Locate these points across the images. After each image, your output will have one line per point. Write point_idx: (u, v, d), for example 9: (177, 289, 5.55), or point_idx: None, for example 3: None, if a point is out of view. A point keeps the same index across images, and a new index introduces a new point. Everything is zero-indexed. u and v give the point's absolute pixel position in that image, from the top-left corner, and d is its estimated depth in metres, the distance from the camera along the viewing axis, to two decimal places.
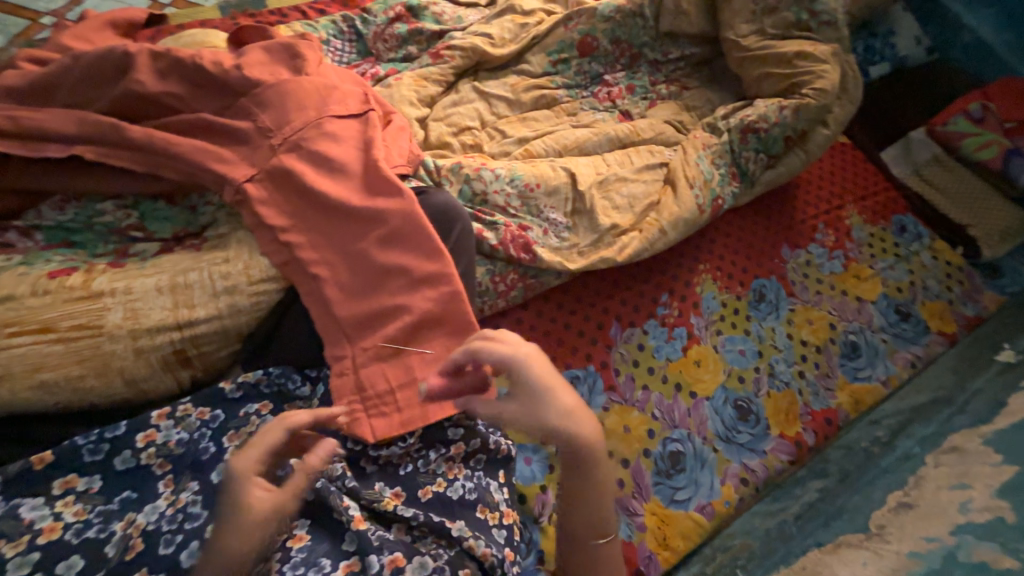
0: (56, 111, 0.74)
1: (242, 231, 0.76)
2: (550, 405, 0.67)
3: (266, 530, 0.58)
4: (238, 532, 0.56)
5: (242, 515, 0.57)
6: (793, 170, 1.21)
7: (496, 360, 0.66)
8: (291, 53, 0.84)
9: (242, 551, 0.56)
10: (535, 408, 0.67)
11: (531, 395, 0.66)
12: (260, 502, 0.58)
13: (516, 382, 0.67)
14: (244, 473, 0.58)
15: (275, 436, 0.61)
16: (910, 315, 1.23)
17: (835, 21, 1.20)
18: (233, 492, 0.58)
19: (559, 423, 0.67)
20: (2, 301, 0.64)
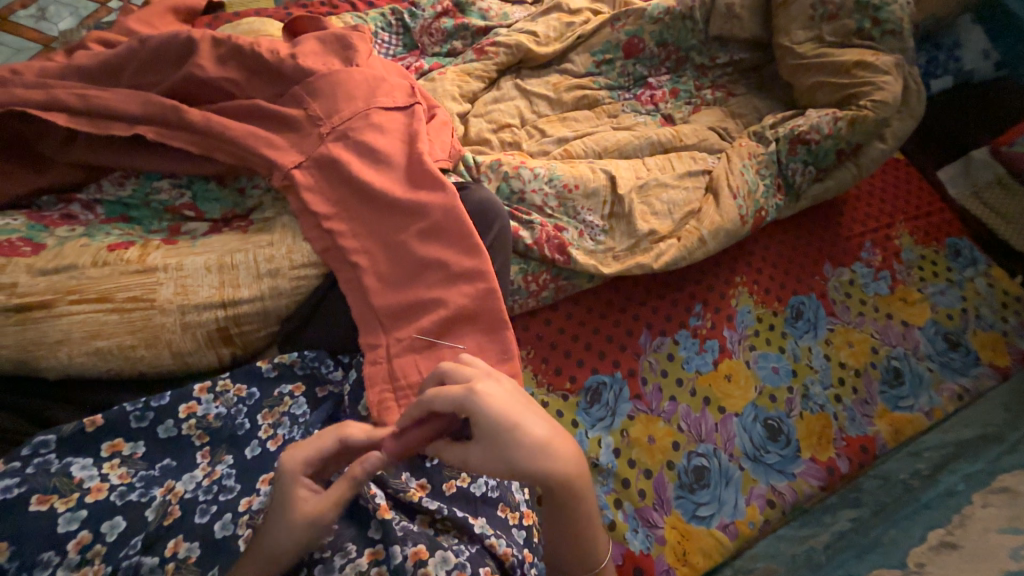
0: (122, 91, 0.77)
1: (288, 216, 0.78)
2: (518, 445, 0.60)
3: (308, 532, 0.58)
4: (282, 529, 0.58)
5: (288, 513, 0.58)
6: (842, 185, 1.16)
7: (453, 405, 0.60)
8: (344, 44, 0.85)
9: (286, 548, 0.58)
10: (504, 453, 0.60)
11: (496, 437, 0.60)
12: (305, 504, 0.59)
13: (476, 427, 0.60)
14: (293, 473, 0.60)
15: (326, 441, 0.61)
16: (960, 345, 1.16)
17: (901, 30, 1.14)
18: (281, 490, 0.60)
19: (528, 464, 0.60)
20: (65, 269, 0.67)
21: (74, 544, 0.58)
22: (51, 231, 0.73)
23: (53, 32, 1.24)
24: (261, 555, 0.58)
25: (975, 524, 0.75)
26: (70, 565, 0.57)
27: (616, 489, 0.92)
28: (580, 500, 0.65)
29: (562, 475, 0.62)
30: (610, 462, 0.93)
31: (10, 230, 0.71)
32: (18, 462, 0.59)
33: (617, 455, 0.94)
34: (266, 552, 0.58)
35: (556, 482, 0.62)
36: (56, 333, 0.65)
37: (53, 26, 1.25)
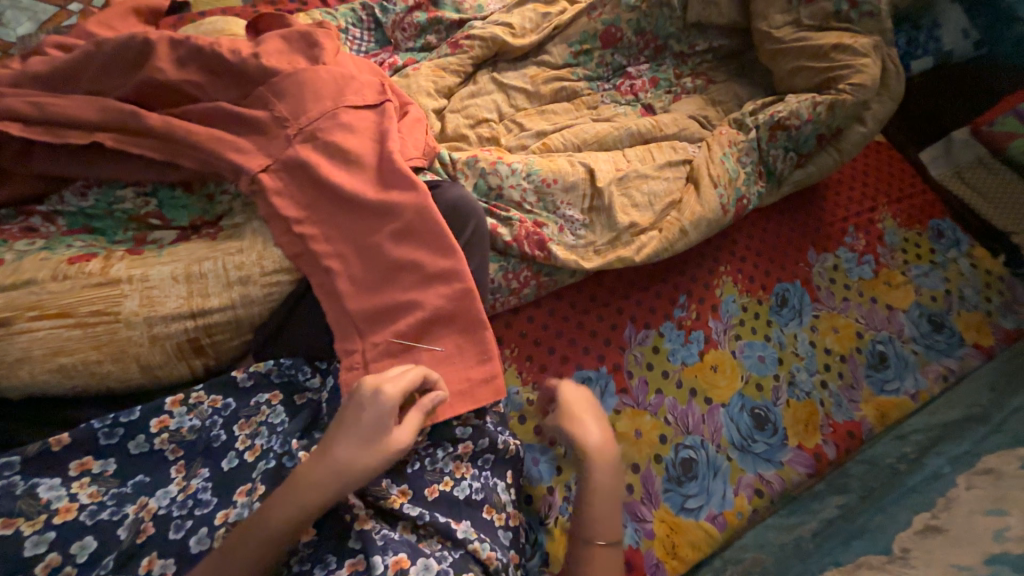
0: (78, 97, 0.74)
1: (257, 222, 0.76)
2: (610, 436, 0.81)
3: (390, 456, 0.64)
4: (373, 449, 0.63)
5: (381, 436, 0.64)
6: (824, 170, 1.15)
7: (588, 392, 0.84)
8: (309, 42, 0.83)
9: (363, 469, 0.63)
10: (598, 429, 0.80)
11: (599, 420, 0.81)
12: (396, 429, 0.65)
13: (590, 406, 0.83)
14: (390, 403, 0.64)
15: (415, 375, 0.67)
16: (944, 326, 1.17)
17: (878, 12, 1.12)
18: (379, 413, 0.64)
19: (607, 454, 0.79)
20: (24, 285, 0.65)
21: (43, 567, 0.57)
22: (10, 246, 0.70)
23: (10, 37, 1.20)
24: (338, 471, 0.62)
25: (960, 506, 0.76)
26: None
27: None
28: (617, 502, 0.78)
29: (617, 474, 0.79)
30: None
31: None
32: None
33: None
34: (347, 469, 0.62)
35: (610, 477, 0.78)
36: (17, 352, 0.63)
37: (11, 32, 1.20)
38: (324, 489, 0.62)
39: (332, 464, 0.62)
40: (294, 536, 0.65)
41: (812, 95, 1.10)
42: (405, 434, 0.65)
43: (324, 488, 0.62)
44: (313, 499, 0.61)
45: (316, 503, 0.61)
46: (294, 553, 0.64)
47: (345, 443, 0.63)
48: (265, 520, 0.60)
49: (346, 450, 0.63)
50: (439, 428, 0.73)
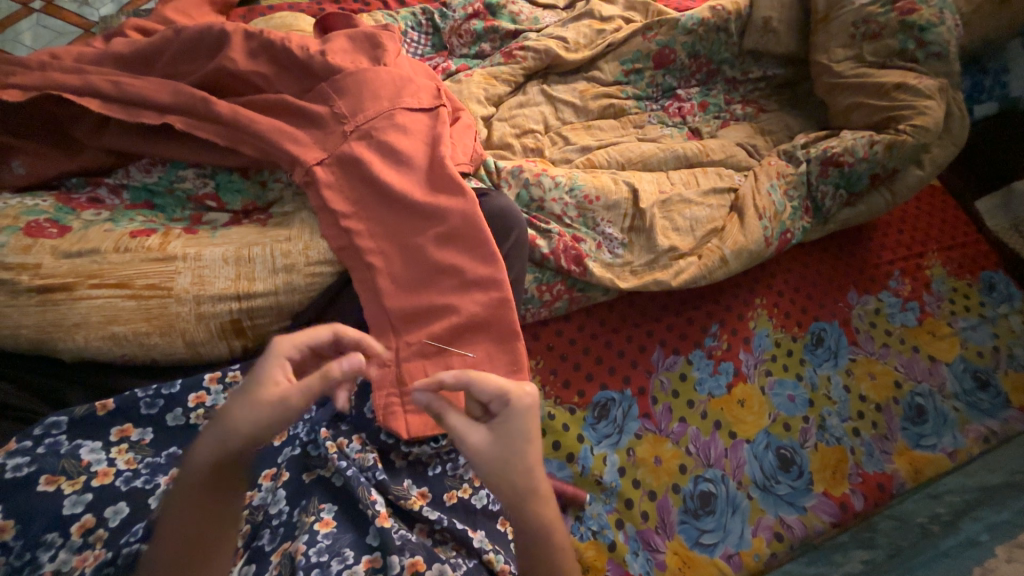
0: (154, 80, 0.78)
1: (306, 212, 0.77)
2: (520, 468, 0.57)
3: (270, 415, 0.53)
4: (241, 408, 0.53)
5: (256, 392, 0.54)
6: (874, 211, 1.12)
7: (493, 391, 0.58)
8: (372, 43, 0.85)
9: (238, 433, 0.53)
10: (501, 460, 0.57)
11: (506, 448, 0.57)
12: (277, 386, 0.54)
13: (503, 426, 0.58)
14: (274, 355, 0.56)
15: (320, 337, 0.59)
16: (989, 384, 1.11)
17: (946, 54, 1.09)
18: (256, 371, 0.55)
19: (518, 496, 0.57)
20: (87, 253, 0.68)
21: (78, 528, 0.58)
22: (77, 214, 0.74)
23: (93, 17, 1.28)
24: (213, 438, 0.53)
25: None
26: (71, 548, 0.58)
27: (618, 509, 0.90)
28: (553, 543, 0.58)
29: (550, 510, 0.59)
30: (614, 481, 0.92)
31: (39, 211, 0.72)
32: (30, 442, 0.61)
33: (622, 474, 0.92)
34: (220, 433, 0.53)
35: (534, 515, 0.57)
36: (76, 317, 0.66)
37: (94, 12, 1.28)
38: (207, 456, 0.53)
39: (210, 430, 0.54)
40: (314, 526, 0.62)
41: (869, 133, 1.08)
42: (285, 389, 0.54)
43: (205, 458, 0.53)
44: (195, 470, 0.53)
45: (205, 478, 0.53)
46: (311, 543, 0.61)
47: (225, 404, 0.55)
48: (170, 502, 0.54)
49: (220, 414, 0.54)
50: None
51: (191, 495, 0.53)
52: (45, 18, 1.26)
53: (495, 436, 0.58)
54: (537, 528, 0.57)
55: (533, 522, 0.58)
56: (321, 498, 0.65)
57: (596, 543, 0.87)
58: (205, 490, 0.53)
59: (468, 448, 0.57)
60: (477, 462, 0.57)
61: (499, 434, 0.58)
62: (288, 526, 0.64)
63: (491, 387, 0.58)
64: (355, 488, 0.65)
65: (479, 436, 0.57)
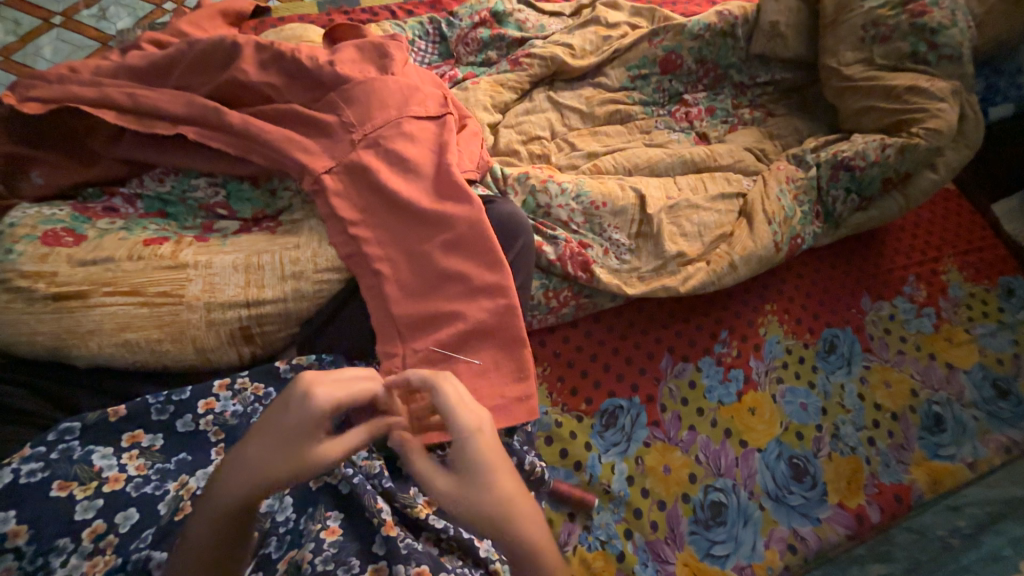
0: (168, 92, 0.80)
1: (315, 220, 0.78)
2: (480, 489, 0.57)
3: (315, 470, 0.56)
4: (286, 462, 0.55)
5: (298, 438, 0.56)
6: (887, 215, 1.10)
7: (443, 410, 0.58)
8: (380, 53, 0.86)
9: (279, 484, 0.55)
10: (459, 485, 0.57)
11: (464, 470, 0.57)
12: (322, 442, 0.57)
13: (457, 449, 0.58)
14: (324, 410, 0.56)
15: (364, 389, 0.60)
16: (1010, 393, 1.08)
17: (960, 56, 1.07)
18: (291, 419, 0.56)
19: (486, 516, 0.57)
20: (102, 261, 0.69)
21: (89, 533, 0.59)
22: (92, 223, 0.75)
23: (111, 30, 1.32)
24: (250, 487, 0.54)
25: None
26: (82, 553, 0.58)
27: (627, 518, 0.89)
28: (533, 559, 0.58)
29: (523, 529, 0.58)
30: (623, 490, 0.90)
31: (56, 220, 0.74)
32: (44, 447, 0.61)
33: (630, 483, 0.91)
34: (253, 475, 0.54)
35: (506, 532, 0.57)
36: (90, 324, 0.67)
37: (112, 25, 1.32)
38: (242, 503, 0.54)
39: (246, 479, 0.54)
40: (320, 535, 0.62)
41: (881, 136, 1.06)
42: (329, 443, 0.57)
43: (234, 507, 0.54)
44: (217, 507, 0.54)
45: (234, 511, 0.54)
46: (318, 551, 0.61)
47: (249, 443, 0.56)
48: (187, 543, 0.54)
49: (253, 458, 0.55)
50: None
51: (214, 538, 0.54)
52: (64, 32, 1.30)
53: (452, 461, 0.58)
54: (519, 547, 0.57)
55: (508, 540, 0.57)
56: (328, 506, 0.65)
57: (605, 553, 0.86)
58: (225, 531, 0.54)
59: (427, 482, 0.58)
60: (438, 493, 0.58)
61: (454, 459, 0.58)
62: (295, 534, 0.64)
63: (441, 404, 0.59)
64: (361, 496, 0.65)
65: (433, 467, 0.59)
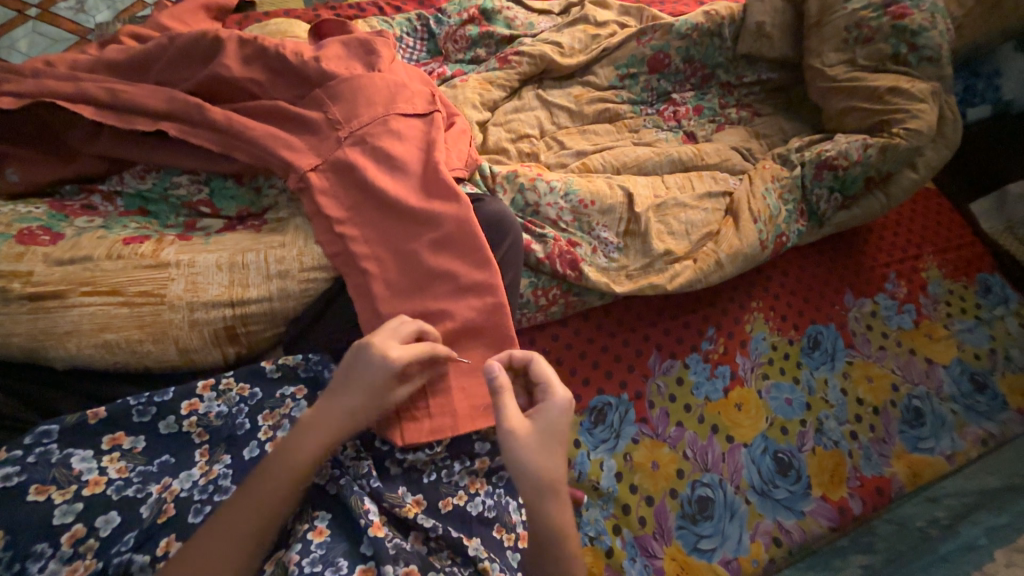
0: (148, 87, 0.78)
1: (300, 218, 0.77)
2: (548, 456, 0.63)
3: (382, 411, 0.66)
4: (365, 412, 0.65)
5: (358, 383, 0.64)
6: (869, 214, 1.12)
7: (542, 379, 0.66)
8: (366, 49, 0.85)
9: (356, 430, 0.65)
10: (535, 443, 0.62)
11: (542, 433, 0.63)
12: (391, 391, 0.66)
13: (542, 414, 0.64)
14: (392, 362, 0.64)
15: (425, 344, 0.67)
16: (986, 387, 1.11)
17: (939, 58, 1.09)
18: (356, 370, 0.64)
19: (541, 486, 0.62)
20: (81, 261, 0.68)
21: (68, 537, 0.58)
22: (70, 222, 0.74)
23: (89, 24, 1.29)
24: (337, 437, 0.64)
25: None
26: (62, 558, 0.58)
27: (615, 514, 0.90)
28: (565, 535, 0.64)
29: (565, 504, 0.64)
30: (611, 487, 0.91)
31: (32, 218, 0.72)
32: (21, 451, 0.60)
33: (619, 479, 0.92)
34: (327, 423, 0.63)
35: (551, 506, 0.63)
36: (67, 324, 0.66)
37: (90, 19, 1.29)
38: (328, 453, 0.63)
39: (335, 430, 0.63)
40: (307, 535, 0.62)
41: (863, 136, 1.08)
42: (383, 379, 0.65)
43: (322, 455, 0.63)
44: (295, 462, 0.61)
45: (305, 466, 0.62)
46: (305, 552, 0.61)
47: (341, 406, 0.64)
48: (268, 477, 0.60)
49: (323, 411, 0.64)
50: (458, 441, 0.73)
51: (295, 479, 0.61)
52: (40, 25, 1.26)
53: (534, 418, 0.64)
54: (545, 517, 0.63)
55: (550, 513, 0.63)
56: (316, 506, 0.66)
57: (593, 549, 0.87)
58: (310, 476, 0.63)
59: (510, 424, 0.62)
60: (513, 440, 0.62)
61: (539, 418, 0.63)
62: (284, 534, 0.64)
63: (541, 377, 0.66)
64: (349, 498, 0.64)
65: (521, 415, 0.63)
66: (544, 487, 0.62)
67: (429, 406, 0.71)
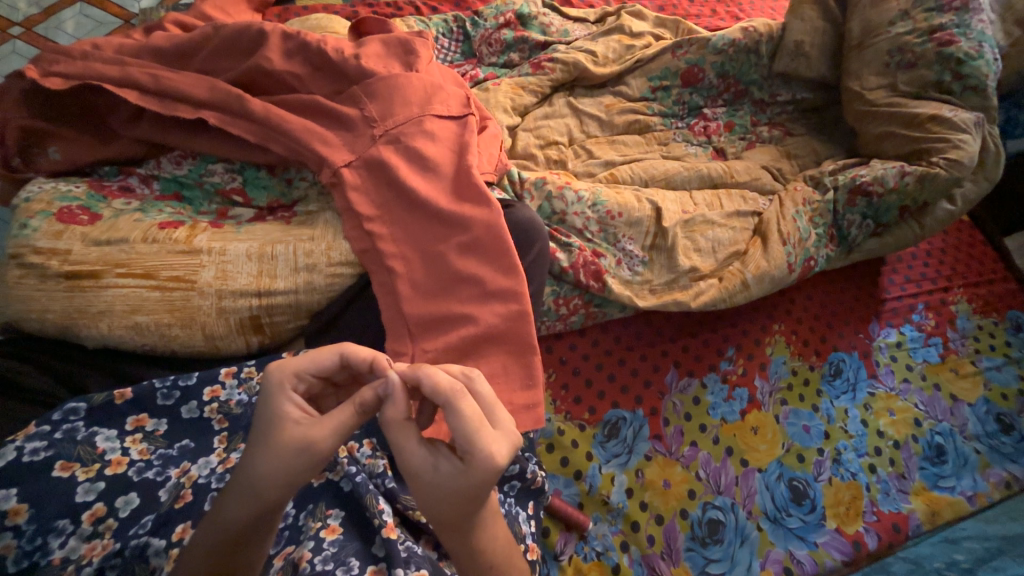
0: (191, 75, 0.79)
1: (331, 213, 0.78)
2: (459, 506, 0.53)
3: (293, 462, 0.52)
4: (267, 462, 0.52)
5: (277, 436, 0.53)
6: (901, 243, 1.10)
7: (458, 425, 0.52)
8: (405, 49, 0.86)
9: (267, 487, 0.52)
10: (437, 493, 0.52)
11: (448, 485, 0.52)
12: (292, 427, 0.53)
13: (452, 464, 0.52)
14: (281, 385, 0.55)
15: (326, 357, 0.56)
16: (1013, 428, 1.08)
17: (984, 87, 1.06)
18: (264, 408, 0.54)
19: (454, 527, 0.54)
20: (117, 242, 0.69)
21: (88, 515, 0.59)
22: (108, 203, 0.75)
23: (134, 8, 1.32)
24: (240, 493, 0.52)
25: None
26: (82, 536, 0.58)
27: (624, 531, 0.89)
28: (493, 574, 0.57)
29: (486, 541, 0.56)
30: (622, 502, 0.90)
31: (71, 198, 0.74)
32: (48, 426, 0.60)
33: (630, 495, 0.91)
34: (246, 484, 0.52)
35: (468, 544, 0.55)
36: (101, 304, 0.67)
37: (135, 4, 1.32)
38: (238, 514, 0.52)
39: (236, 483, 0.53)
40: (320, 533, 0.62)
41: (901, 163, 1.06)
42: (315, 430, 0.53)
43: (233, 516, 0.52)
44: (222, 527, 0.52)
45: (235, 534, 0.52)
46: (318, 550, 0.60)
47: (251, 456, 0.53)
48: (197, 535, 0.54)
49: (242, 468, 0.53)
50: None
51: (212, 543, 0.52)
52: (87, 7, 1.29)
53: (441, 468, 0.52)
54: (468, 559, 0.56)
55: (464, 549, 0.56)
56: (329, 504, 0.65)
57: (600, 564, 0.86)
58: (228, 540, 0.52)
59: (407, 466, 0.53)
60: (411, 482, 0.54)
61: (446, 468, 0.52)
62: (294, 529, 0.64)
63: (455, 420, 0.52)
64: (364, 495, 0.64)
65: (423, 460, 0.53)
66: (462, 533, 0.55)
67: None
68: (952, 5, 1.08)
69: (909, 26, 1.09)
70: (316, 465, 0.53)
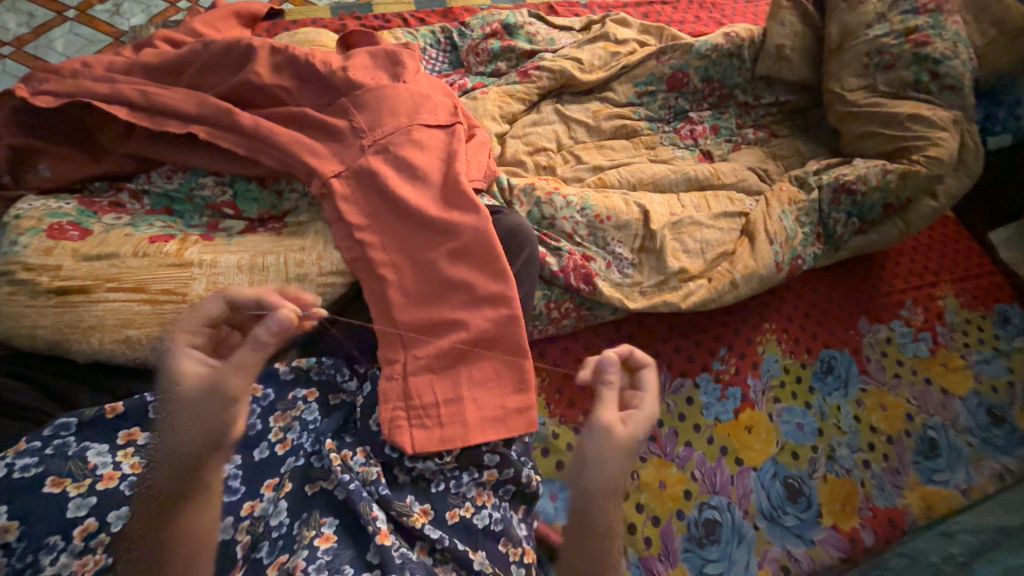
0: (180, 90, 0.80)
1: (321, 223, 0.79)
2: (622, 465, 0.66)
3: (203, 400, 0.57)
4: (185, 409, 0.56)
5: (179, 384, 0.57)
6: (886, 240, 1.12)
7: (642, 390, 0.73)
8: (392, 61, 0.87)
9: (191, 428, 0.55)
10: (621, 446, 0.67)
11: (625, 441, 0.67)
12: (190, 374, 0.58)
13: (630, 425, 0.68)
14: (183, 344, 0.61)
15: (210, 308, 0.64)
16: (1004, 420, 1.09)
17: (960, 86, 1.09)
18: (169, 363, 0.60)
19: (604, 493, 0.63)
20: (107, 257, 0.69)
21: (81, 531, 0.58)
22: (98, 218, 0.76)
23: (124, 26, 1.33)
24: (168, 445, 0.55)
25: None
26: (73, 551, 0.57)
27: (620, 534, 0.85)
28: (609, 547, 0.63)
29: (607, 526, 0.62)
30: None
31: (62, 214, 0.74)
32: (39, 442, 0.61)
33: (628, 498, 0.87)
34: (172, 433, 0.56)
35: (593, 520, 0.61)
36: (91, 319, 0.67)
37: (125, 22, 1.34)
38: (167, 466, 0.54)
39: (166, 436, 0.56)
40: (313, 542, 0.62)
41: (883, 161, 1.07)
42: (214, 368, 0.58)
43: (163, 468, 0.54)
44: (161, 480, 0.53)
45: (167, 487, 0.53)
46: (311, 559, 0.60)
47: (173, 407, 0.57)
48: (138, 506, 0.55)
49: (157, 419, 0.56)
50: (468, 452, 0.73)
51: (148, 504, 0.54)
52: (78, 26, 1.31)
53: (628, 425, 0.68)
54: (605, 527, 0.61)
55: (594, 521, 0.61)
56: (323, 512, 0.66)
57: None
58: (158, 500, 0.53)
59: (603, 408, 0.69)
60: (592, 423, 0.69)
61: (632, 424, 0.68)
62: (287, 539, 0.63)
63: (644, 390, 0.73)
64: (357, 504, 0.65)
65: (615, 411, 0.69)
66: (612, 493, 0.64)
67: (441, 415, 0.71)
68: (926, 7, 1.11)
69: (886, 28, 1.12)
70: (228, 406, 0.58)
